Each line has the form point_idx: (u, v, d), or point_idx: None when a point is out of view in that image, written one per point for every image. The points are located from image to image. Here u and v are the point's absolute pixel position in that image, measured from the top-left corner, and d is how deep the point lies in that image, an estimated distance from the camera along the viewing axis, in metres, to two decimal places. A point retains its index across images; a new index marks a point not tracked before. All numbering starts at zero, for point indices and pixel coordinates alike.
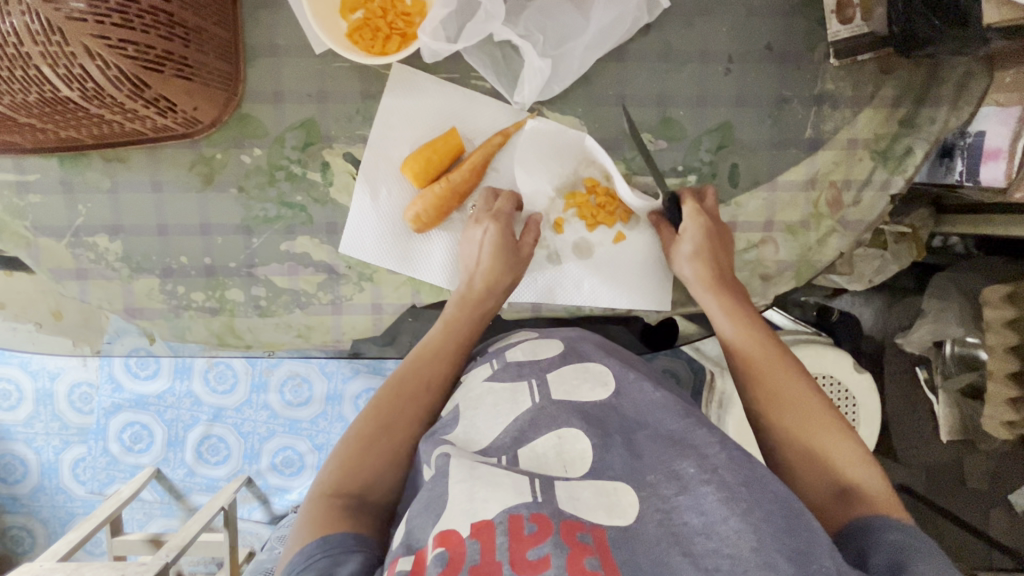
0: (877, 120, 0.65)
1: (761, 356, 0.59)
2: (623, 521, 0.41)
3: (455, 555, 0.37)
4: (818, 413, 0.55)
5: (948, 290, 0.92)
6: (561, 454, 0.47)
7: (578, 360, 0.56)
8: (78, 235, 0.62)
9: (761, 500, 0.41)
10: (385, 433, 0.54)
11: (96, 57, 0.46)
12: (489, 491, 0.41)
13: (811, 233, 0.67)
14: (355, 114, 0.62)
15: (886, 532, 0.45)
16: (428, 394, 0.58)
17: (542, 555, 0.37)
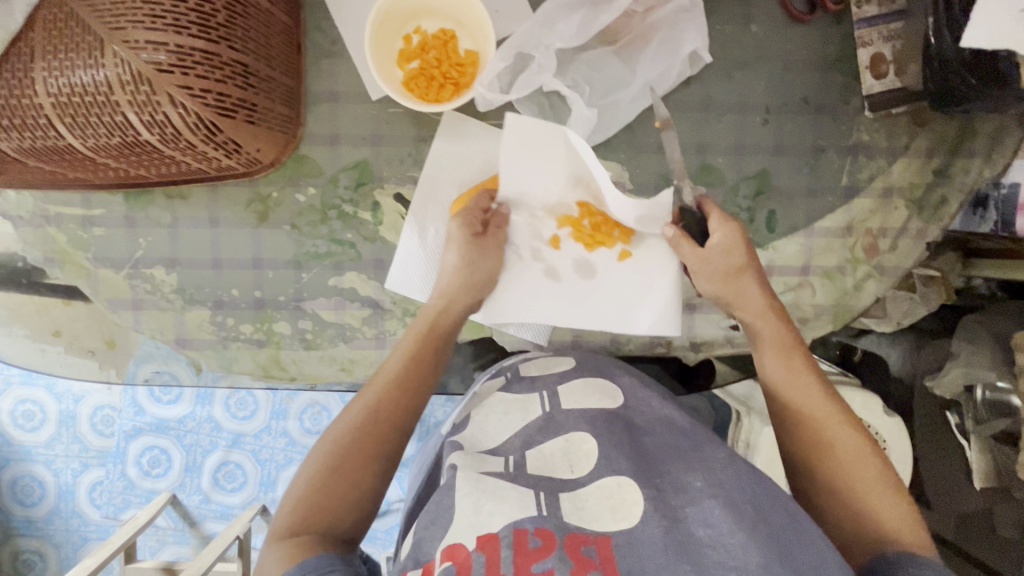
0: (911, 170, 0.67)
1: (800, 385, 0.55)
2: (628, 523, 0.42)
3: (461, 567, 0.39)
4: (863, 453, 0.51)
5: (979, 331, 0.93)
6: (567, 454, 0.50)
7: (586, 373, 0.60)
8: (137, 267, 0.64)
9: (768, 515, 0.42)
10: (344, 460, 0.49)
11: (178, 105, 0.49)
12: (494, 504, 0.43)
13: (847, 277, 0.68)
14: (407, 157, 0.64)
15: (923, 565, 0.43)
16: (395, 402, 0.53)
17: (545, 570, 0.38)
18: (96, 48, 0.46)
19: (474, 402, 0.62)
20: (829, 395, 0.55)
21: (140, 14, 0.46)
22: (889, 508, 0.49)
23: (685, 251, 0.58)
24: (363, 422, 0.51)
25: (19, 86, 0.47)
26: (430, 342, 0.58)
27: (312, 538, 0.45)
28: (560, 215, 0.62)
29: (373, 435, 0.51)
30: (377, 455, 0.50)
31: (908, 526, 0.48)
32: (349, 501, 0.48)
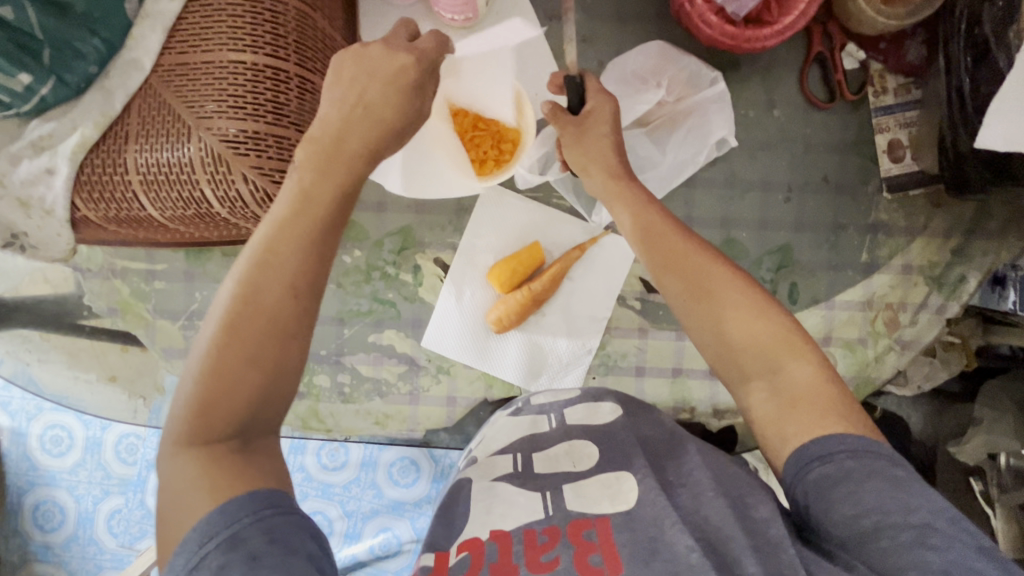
0: (930, 249, 0.69)
1: (699, 274, 0.52)
2: (626, 506, 0.48)
3: (477, 556, 0.45)
4: (754, 306, 0.50)
5: (1000, 399, 0.98)
6: (570, 454, 0.55)
7: (592, 398, 0.62)
8: (191, 318, 0.68)
9: (723, 488, 0.49)
10: (226, 346, 0.42)
11: (248, 182, 0.53)
12: (506, 507, 0.50)
13: (868, 349, 0.70)
14: (448, 225, 0.69)
15: (825, 463, 0.43)
16: (286, 260, 0.44)
17: (553, 557, 0.44)
18: (184, 134, 0.52)
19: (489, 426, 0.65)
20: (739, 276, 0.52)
21: (224, 105, 0.52)
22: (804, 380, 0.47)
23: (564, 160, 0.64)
24: (240, 294, 0.43)
25: (113, 165, 0.53)
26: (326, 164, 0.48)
27: (229, 449, 0.41)
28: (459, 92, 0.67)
29: (264, 317, 0.43)
30: (279, 342, 0.43)
31: (821, 389, 0.47)
32: (261, 395, 0.42)
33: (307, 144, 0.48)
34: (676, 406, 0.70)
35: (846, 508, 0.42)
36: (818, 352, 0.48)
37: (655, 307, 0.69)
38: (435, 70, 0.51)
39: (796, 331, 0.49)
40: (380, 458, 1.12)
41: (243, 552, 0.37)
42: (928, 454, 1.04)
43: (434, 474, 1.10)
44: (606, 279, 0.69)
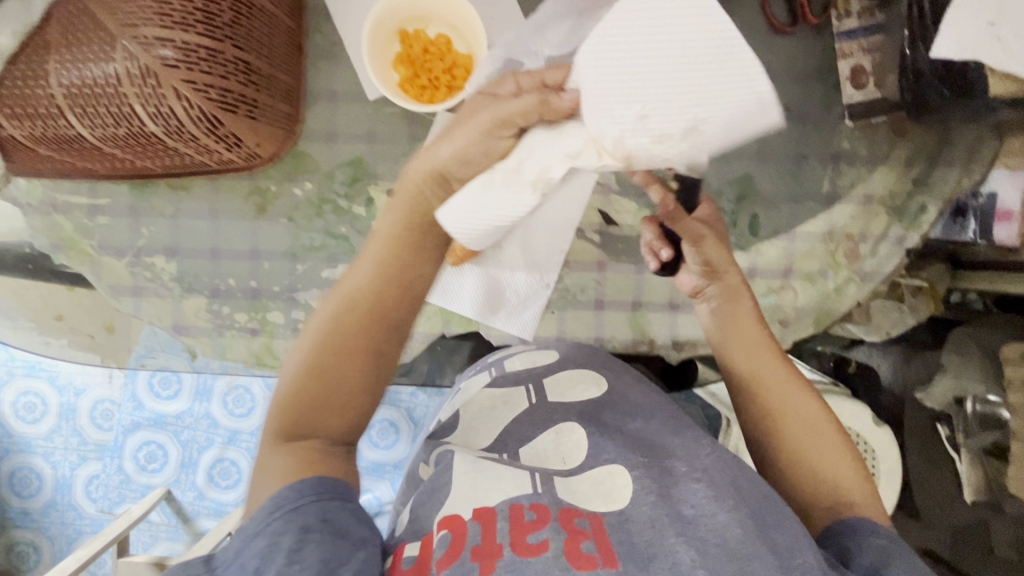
0: (891, 178, 0.68)
1: (768, 366, 0.56)
2: (618, 505, 0.45)
3: (458, 536, 0.41)
4: (827, 425, 0.53)
5: (968, 346, 0.95)
6: (559, 446, 0.53)
7: (574, 366, 0.61)
8: (138, 255, 0.67)
9: (748, 496, 0.44)
10: (311, 367, 0.44)
11: (182, 98, 0.51)
12: (491, 482, 0.46)
13: (829, 281, 0.70)
14: (401, 155, 0.67)
15: (875, 536, 0.45)
16: (373, 301, 0.45)
17: (541, 539, 0.40)
18: (108, 44, 0.49)
19: (463, 398, 0.65)
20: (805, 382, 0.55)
21: (149, 13, 0.49)
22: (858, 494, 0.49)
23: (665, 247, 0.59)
24: (330, 314, 0.45)
25: (35, 77, 0.50)
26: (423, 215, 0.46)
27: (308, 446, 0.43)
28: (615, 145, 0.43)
29: (352, 351, 0.44)
30: (353, 389, 0.44)
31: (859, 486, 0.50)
32: (333, 414, 0.44)
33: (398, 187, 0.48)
34: (635, 339, 0.70)
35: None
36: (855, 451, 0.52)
37: (613, 239, 0.68)
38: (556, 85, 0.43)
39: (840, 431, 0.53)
40: None
41: (297, 523, 0.38)
42: (897, 401, 1.04)
43: (412, 435, 1.10)
44: (565, 208, 0.66)
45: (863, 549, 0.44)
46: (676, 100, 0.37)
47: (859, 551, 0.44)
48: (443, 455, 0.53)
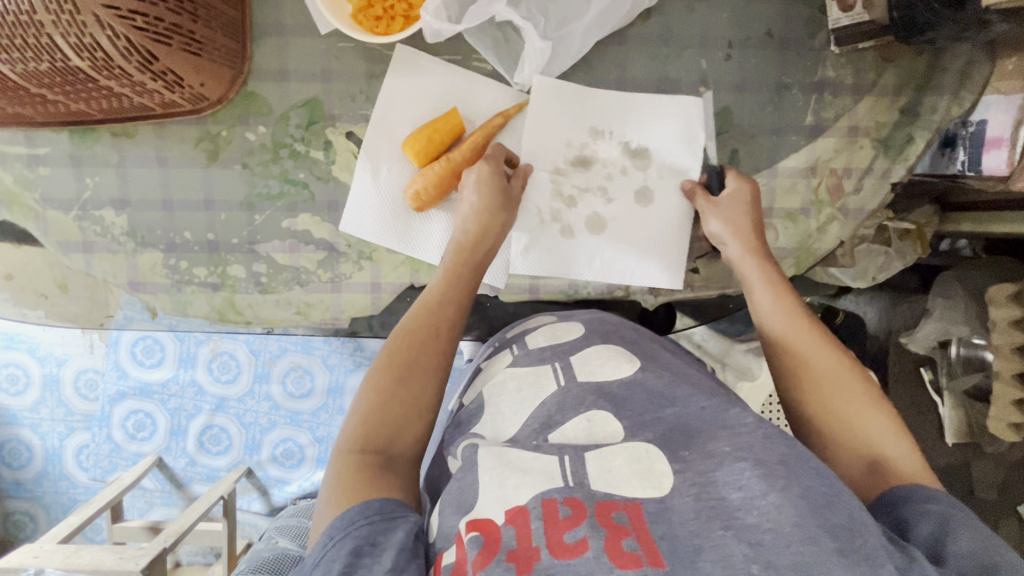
0: (877, 108, 0.65)
1: (793, 336, 0.58)
2: (658, 492, 0.39)
3: (491, 540, 0.37)
4: (848, 377, 0.54)
5: (953, 288, 0.93)
6: (592, 435, 0.45)
7: (599, 341, 0.55)
8: (85, 209, 0.63)
9: (802, 476, 0.38)
10: (396, 380, 0.50)
11: (105, 27, 0.47)
12: (520, 477, 0.41)
13: (811, 220, 0.67)
14: (358, 94, 0.63)
15: (931, 502, 0.44)
16: (450, 312, 0.56)
17: (579, 538, 0.36)
18: None
19: (484, 378, 0.57)
20: (828, 346, 0.56)
21: None
22: (893, 445, 0.50)
23: (698, 201, 0.64)
24: (411, 327, 0.54)
25: None
26: (472, 244, 0.60)
27: (378, 460, 0.46)
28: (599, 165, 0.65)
29: (420, 362, 0.52)
30: (424, 404, 0.51)
31: (893, 436, 0.50)
32: (410, 415, 0.50)
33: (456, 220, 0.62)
34: (610, 286, 0.67)
35: (969, 543, 0.40)
36: (882, 398, 0.53)
37: (585, 181, 0.65)
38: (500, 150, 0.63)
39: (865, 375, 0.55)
40: None
41: (352, 544, 0.39)
42: (882, 347, 1.04)
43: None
44: (528, 152, 0.64)
45: (920, 517, 0.43)
46: (592, 103, 0.64)
47: (916, 520, 0.43)
48: (467, 450, 0.45)
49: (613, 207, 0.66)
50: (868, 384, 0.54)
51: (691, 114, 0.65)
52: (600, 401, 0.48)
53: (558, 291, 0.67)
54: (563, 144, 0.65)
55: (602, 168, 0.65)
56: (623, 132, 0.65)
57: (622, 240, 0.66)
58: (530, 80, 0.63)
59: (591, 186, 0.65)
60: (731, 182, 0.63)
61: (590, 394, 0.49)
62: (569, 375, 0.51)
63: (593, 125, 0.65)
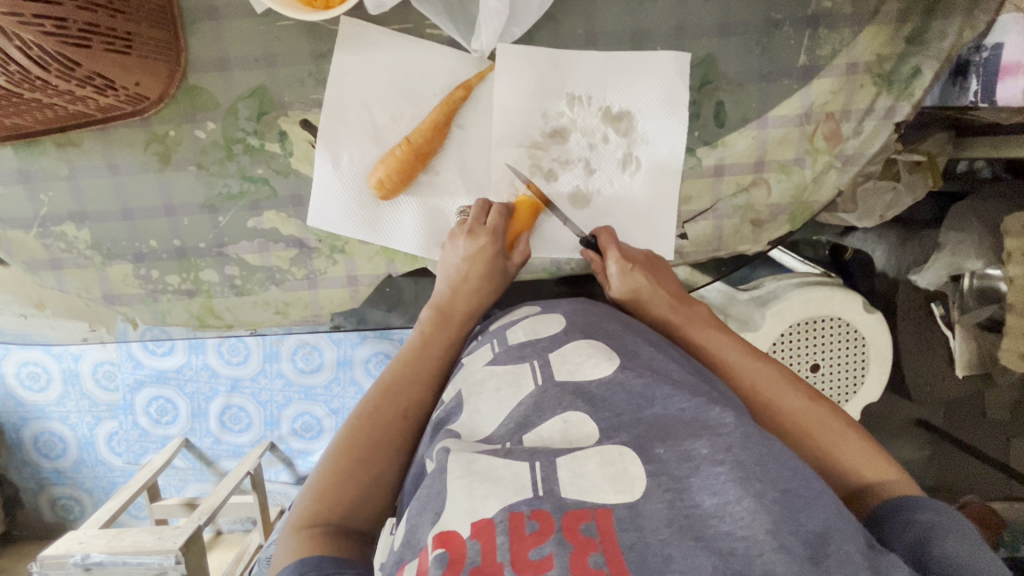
0: (879, 40, 0.58)
1: (761, 385, 0.55)
2: (629, 496, 0.38)
3: (457, 556, 0.36)
4: (823, 420, 0.53)
5: (968, 221, 0.87)
6: (566, 436, 0.45)
7: (579, 337, 0.55)
8: (45, 225, 0.62)
9: (776, 477, 0.39)
10: (353, 463, 0.53)
11: (13, 38, 0.42)
12: (489, 488, 0.40)
13: (806, 170, 0.62)
14: (308, 77, 0.58)
15: (918, 511, 0.44)
16: (414, 388, 0.58)
17: (544, 555, 0.35)
18: None
19: (463, 375, 0.56)
20: (793, 382, 0.56)
21: None
22: (875, 471, 0.50)
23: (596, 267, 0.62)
24: (376, 411, 0.56)
25: None
26: (452, 320, 0.61)
27: (327, 531, 0.49)
28: (578, 132, 0.61)
29: (383, 443, 0.54)
30: (383, 486, 0.53)
31: (875, 463, 0.51)
32: (368, 492, 0.52)
33: (429, 312, 0.62)
34: None
35: (953, 549, 0.40)
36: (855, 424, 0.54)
37: (562, 152, 0.61)
38: (434, 119, 0.58)
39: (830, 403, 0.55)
40: (354, 356, 1.24)
41: None
42: (890, 285, 0.97)
43: None
44: (499, 125, 0.60)
45: (904, 528, 0.44)
46: (563, 65, 0.59)
47: (897, 533, 0.44)
48: (439, 454, 0.45)
49: (596, 179, 0.62)
50: (841, 417, 0.54)
51: (674, 70, 0.59)
52: (579, 402, 0.47)
53: (540, 270, 0.66)
54: (538, 115, 0.60)
55: (581, 138, 0.61)
56: (604, 96, 0.60)
57: (604, 210, 0.63)
58: (494, 46, 0.58)
59: (572, 158, 0.62)
60: (613, 264, 0.60)
61: (568, 395, 0.48)
62: (546, 375, 0.51)
63: (571, 91, 0.60)
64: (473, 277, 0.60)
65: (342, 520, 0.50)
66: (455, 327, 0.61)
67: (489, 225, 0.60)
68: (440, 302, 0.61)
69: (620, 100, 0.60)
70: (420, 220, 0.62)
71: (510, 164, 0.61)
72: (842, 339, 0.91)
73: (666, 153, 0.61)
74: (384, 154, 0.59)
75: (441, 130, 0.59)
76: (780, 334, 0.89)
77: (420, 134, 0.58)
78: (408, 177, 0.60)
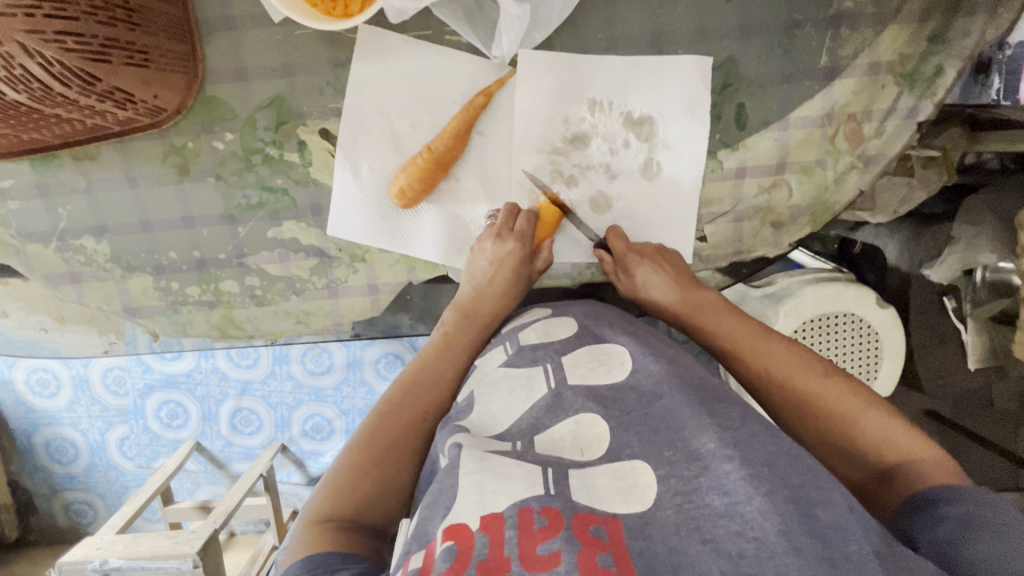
0: (902, 39, 0.58)
1: (779, 371, 0.55)
2: (640, 506, 0.39)
3: (464, 550, 0.36)
4: (846, 402, 0.52)
5: (981, 214, 0.88)
6: (577, 438, 0.46)
7: (593, 341, 0.56)
8: (64, 239, 0.61)
9: (787, 477, 0.39)
10: (372, 459, 0.53)
11: (35, 55, 0.42)
12: (499, 483, 0.40)
13: (828, 171, 0.61)
14: (326, 86, 0.58)
15: (950, 507, 0.43)
16: (435, 388, 0.58)
17: (553, 551, 0.35)
18: None
19: (476, 376, 0.56)
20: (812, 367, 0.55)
21: None
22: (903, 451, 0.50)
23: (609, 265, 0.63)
24: (397, 408, 0.56)
25: None
26: (472, 321, 0.61)
27: (343, 525, 0.49)
28: (599, 138, 0.60)
29: (401, 442, 0.54)
30: (399, 485, 0.53)
31: (904, 441, 0.50)
32: (384, 489, 0.52)
33: (452, 311, 0.62)
34: None
35: (986, 551, 0.39)
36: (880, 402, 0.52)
37: (583, 158, 0.61)
38: (457, 126, 0.58)
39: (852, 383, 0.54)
40: (364, 358, 1.24)
41: None
42: (903, 279, 0.97)
43: None
44: (519, 132, 0.60)
45: (934, 525, 0.42)
46: (584, 71, 0.59)
47: (924, 531, 0.43)
48: (451, 450, 0.45)
49: (617, 184, 0.61)
50: (864, 397, 0.53)
51: (695, 73, 0.59)
52: (589, 404, 0.48)
53: (562, 275, 0.66)
54: (559, 122, 0.60)
55: (601, 144, 0.61)
56: (624, 101, 0.60)
57: (624, 215, 0.63)
58: (514, 52, 0.58)
59: (593, 164, 0.61)
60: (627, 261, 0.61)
61: (581, 397, 0.49)
62: (561, 378, 0.52)
63: (591, 96, 0.59)
64: (499, 280, 0.61)
65: (358, 516, 0.50)
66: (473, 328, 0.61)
67: (516, 230, 0.60)
68: (462, 301, 0.62)
69: (642, 105, 0.60)
70: (441, 229, 0.62)
71: (531, 171, 0.61)
72: (855, 335, 0.91)
73: (687, 157, 0.61)
74: (405, 163, 0.59)
75: (463, 137, 0.58)
76: (795, 331, 0.90)
77: (443, 142, 0.58)
78: (430, 185, 0.59)
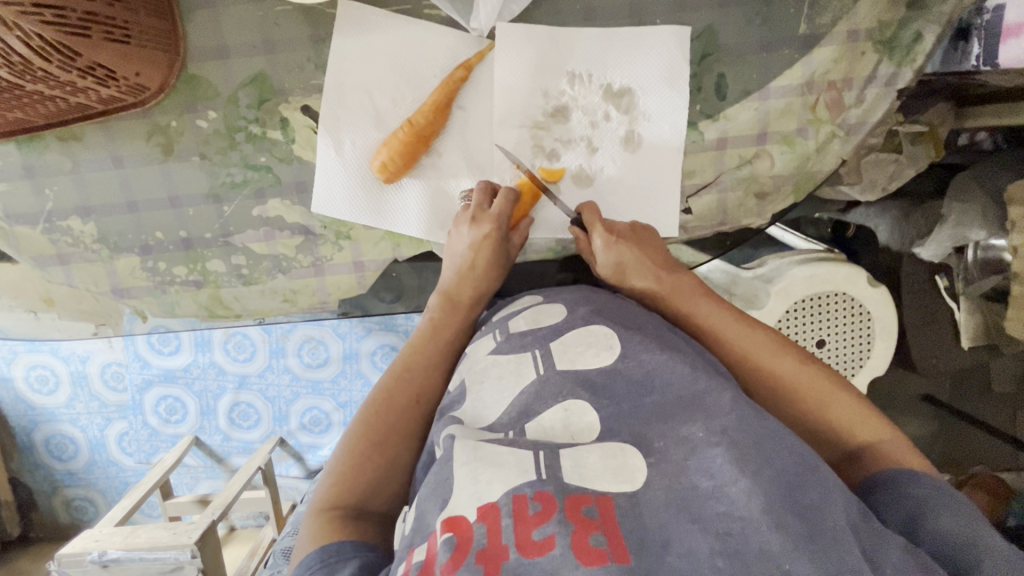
0: (880, 5, 0.58)
1: (757, 348, 0.56)
2: (630, 486, 0.39)
3: (464, 540, 0.36)
4: (818, 385, 0.53)
5: (971, 191, 0.86)
6: (568, 426, 0.45)
7: (581, 324, 0.55)
8: (51, 220, 0.62)
9: (772, 458, 0.39)
10: (371, 449, 0.53)
11: (13, 29, 0.42)
12: (493, 472, 0.39)
13: (809, 141, 0.62)
14: (307, 63, 0.58)
15: (914, 486, 0.45)
16: (424, 377, 0.58)
17: (547, 535, 0.35)
18: None
19: (468, 363, 0.57)
20: (786, 348, 0.56)
21: None
22: (869, 432, 0.51)
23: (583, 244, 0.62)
24: (391, 398, 0.56)
25: None
26: (463, 309, 0.62)
27: (350, 514, 0.49)
28: (580, 111, 0.61)
29: (397, 427, 0.55)
30: (399, 470, 0.53)
31: (868, 423, 0.52)
32: (386, 476, 0.53)
33: (439, 300, 0.62)
34: None
35: (944, 526, 0.41)
36: (849, 386, 0.54)
37: (564, 130, 0.61)
38: (435, 100, 0.59)
39: (823, 367, 0.55)
40: (360, 349, 1.24)
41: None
42: (894, 258, 0.97)
43: None
44: (500, 106, 0.60)
45: (898, 501, 0.44)
46: (562, 44, 0.59)
47: (890, 505, 0.44)
48: (445, 442, 0.45)
49: (598, 157, 0.62)
50: (835, 380, 0.54)
51: (673, 44, 0.59)
52: (579, 390, 0.47)
53: (545, 249, 0.66)
54: (540, 96, 0.60)
55: (582, 117, 0.61)
56: (604, 74, 0.60)
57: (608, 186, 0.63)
58: (493, 25, 0.58)
59: (575, 137, 0.61)
60: (599, 238, 0.60)
61: (570, 383, 0.48)
62: (549, 363, 0.51)
63: (571, 69, 0.60)
64: (483, 267, 0.60)
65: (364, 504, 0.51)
66: (464, 314, 0.62)
67: (492, 212, 0.59)
68: (448, 292, 0.61)
69: (621, 77, 0.60)
70: (425, 203, 0.62)
71: (512, 145, 0.61)
72: (848, 315, 0.91)
73: (667, 129, 0.61)
74: (388, 136, 0.59)
75: (442, 110, 0.59)
76: (786, 310, 0.90)
77: (422, 115, 0.58)
78: (412, 159, 0.60)
